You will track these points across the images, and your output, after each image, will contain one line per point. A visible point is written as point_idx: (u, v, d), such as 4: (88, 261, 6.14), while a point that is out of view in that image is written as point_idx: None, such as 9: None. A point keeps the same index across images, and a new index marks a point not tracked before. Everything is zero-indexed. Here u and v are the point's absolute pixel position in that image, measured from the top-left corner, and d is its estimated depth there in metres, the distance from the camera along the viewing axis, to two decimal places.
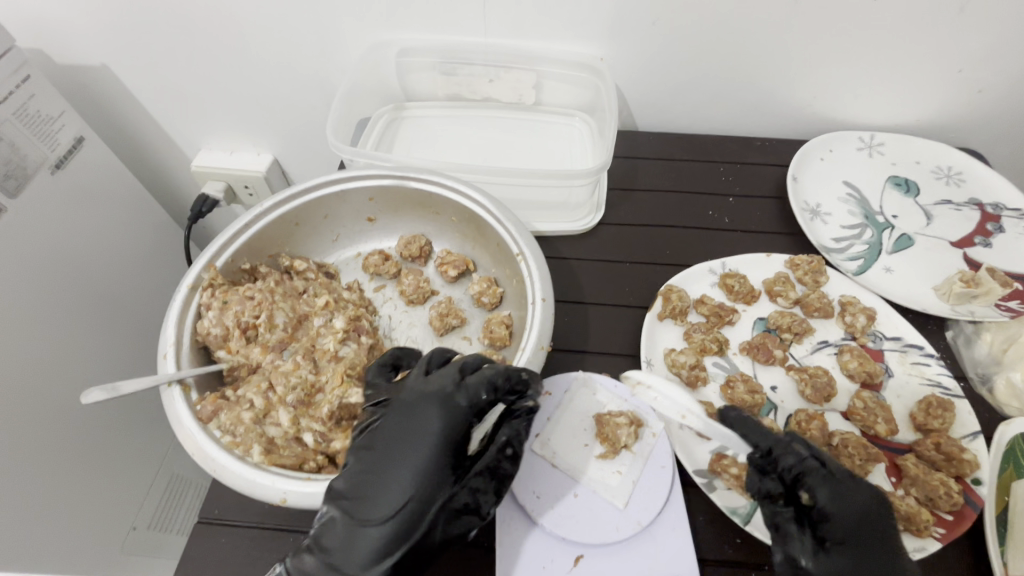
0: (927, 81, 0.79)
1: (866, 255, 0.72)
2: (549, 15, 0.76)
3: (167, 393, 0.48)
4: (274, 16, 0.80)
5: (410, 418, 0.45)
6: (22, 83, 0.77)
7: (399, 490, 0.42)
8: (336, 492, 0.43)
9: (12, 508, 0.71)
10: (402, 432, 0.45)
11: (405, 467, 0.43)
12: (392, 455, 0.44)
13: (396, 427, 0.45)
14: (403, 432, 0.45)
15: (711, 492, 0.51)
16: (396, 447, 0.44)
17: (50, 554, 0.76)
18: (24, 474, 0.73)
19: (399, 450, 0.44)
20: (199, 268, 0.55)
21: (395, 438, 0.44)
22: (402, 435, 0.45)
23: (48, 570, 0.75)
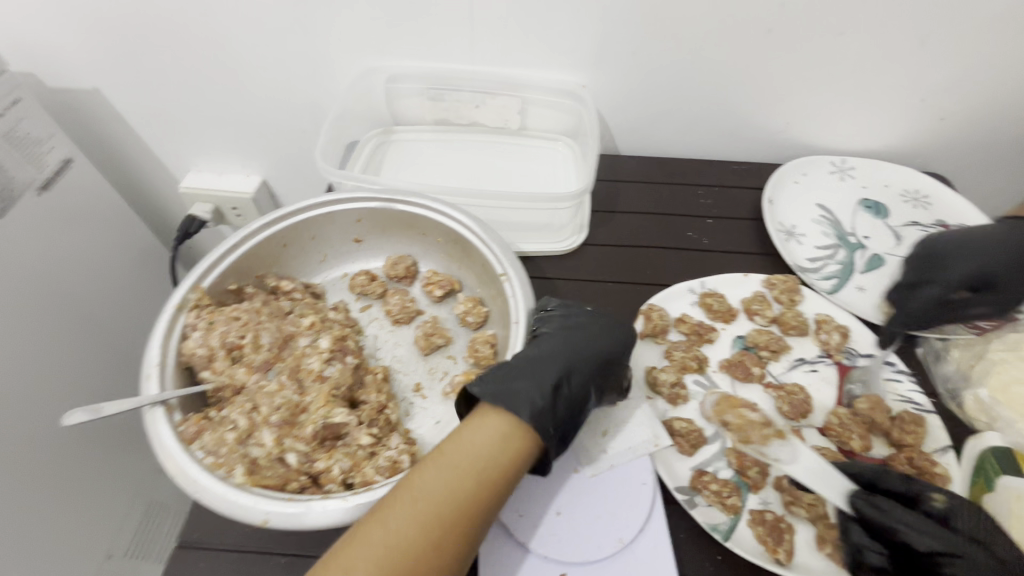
0: (893, 109, 0.83)
1: (840, 275, 0.75)
2: (533, 45, 0.79)
3: (150, 415, 0.48)
4: (266, 43, 0.83)
5: (572, 339, 0.54)
6: (12, 105, 0.79)
7: (565, 388, 0.50)
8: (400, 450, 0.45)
9: None
10: (564, 336, 0.54)
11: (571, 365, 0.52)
12: (555, 353, 0.52)
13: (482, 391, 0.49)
14: (562, 344, 0.53)
15: (692, 510, 0.52)
16: (558, 350, 0.53)
17: None
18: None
19: (553, 350, 0.53)
20: (185, 289, 0.56)
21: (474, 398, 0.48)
22: (571, 343, 0.53)
23: None
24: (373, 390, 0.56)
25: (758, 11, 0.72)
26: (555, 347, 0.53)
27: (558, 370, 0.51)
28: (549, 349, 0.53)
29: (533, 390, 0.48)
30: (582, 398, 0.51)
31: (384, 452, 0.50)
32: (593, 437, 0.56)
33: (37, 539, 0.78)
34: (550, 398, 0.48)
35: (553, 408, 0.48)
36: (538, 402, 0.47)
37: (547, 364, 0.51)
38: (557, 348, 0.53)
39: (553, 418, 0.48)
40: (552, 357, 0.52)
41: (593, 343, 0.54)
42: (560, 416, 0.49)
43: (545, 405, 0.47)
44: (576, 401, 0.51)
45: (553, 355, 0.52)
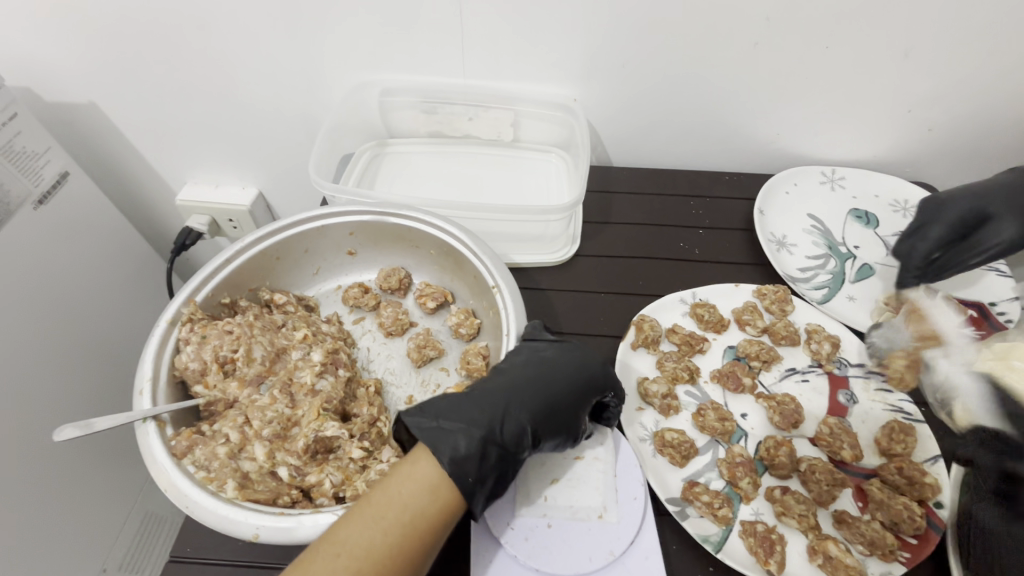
0: (881, 120, 0.85)
1: (830, 284, 0.76)
2: (524, 60, 0.81)
3: (141, 429, 0.48)
4: (262, 58, 0.84)
5: (522, 379, 0.52)
6: (9, 120, 0.80)
7: (503, 431, 0.48)
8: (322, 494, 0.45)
9: None
10: (515, 375, 0.52)
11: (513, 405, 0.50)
12: (500, 393, 0.50)
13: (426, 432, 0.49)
14: (510, 382, 0.51)
15: (683, 521, 0.52)
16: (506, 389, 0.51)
17: None
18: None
19: (500, 388, 0.51)
20: (179, 303, 0.56)
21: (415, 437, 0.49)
22: (520, 383, 0.51)
23: None
24: (365, 404, 0.56)
25: (745, 25, 0.73)
26: (505, 384, 0.51)
27: (500, 410, 0.49)
28: (498, 387, 0.51)
29: (460, 435, 0.47)
30: (520, 435, 0.49)
31: (376, 465, 0.50)
32: (540, 485, 0.52)
33: (30, 553, 0.77)
34: (478, 442, 0.47)
35: (481, 454, 0.46)
36: (461, 447, 0.46)
37: (486, 405, 0.49)
38: (506, 385, 0.51)
39: (479, 463, 0.46)
40: (497, 395, 0.50)
41: (548, 381, 0.52)
42: (490, 462, 0.47)
43: (467, 450, 0.46)
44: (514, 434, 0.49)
45: (498, 393, 0.50)
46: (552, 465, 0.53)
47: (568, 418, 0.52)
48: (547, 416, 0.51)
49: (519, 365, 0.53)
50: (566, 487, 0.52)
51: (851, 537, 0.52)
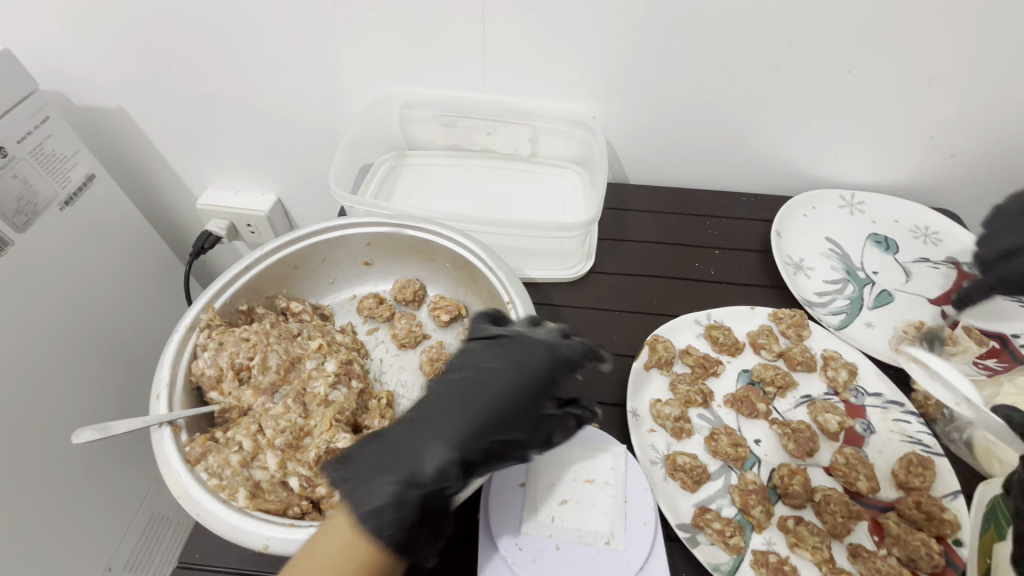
0: (903, 145, 0.84)
1: (848, 310, 0.75)
2: (544, 77, 0.82)
3: (157, 434, 0.48)
4: (287, 69, 0.85)
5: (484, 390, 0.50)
6: (41, 124, 0.82)
7: (420, 474, 0.45)
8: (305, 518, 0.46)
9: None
10: (438, 406, 0.49)
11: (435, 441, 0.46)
12: (456, 401, 0.49)
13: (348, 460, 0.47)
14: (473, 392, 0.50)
15: (694, 548, 0.52)
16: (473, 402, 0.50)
17: None
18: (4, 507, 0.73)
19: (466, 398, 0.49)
20: (197, 309, 0.57)
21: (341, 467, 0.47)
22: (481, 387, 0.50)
23: None
24: (377, 416, 0.56)
25: (766, 47, 0.74)
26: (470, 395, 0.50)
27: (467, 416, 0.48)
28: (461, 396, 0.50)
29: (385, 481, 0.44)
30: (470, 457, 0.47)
31: None
32: (548, 501, 0.51)
33: (37, 549, 0.78)
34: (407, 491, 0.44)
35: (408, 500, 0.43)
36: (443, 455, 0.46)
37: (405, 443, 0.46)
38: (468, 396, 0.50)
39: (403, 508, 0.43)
40: (458, 405, 0.49)
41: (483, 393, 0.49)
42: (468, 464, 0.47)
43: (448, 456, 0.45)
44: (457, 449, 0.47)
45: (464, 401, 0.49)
46: (560, 485, 0.52)
47: (513, 424, 0.49)
48: (470, 442, 0.47)
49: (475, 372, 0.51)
50: (575, 509, 0.51)
51: (866, 571, 0.51)
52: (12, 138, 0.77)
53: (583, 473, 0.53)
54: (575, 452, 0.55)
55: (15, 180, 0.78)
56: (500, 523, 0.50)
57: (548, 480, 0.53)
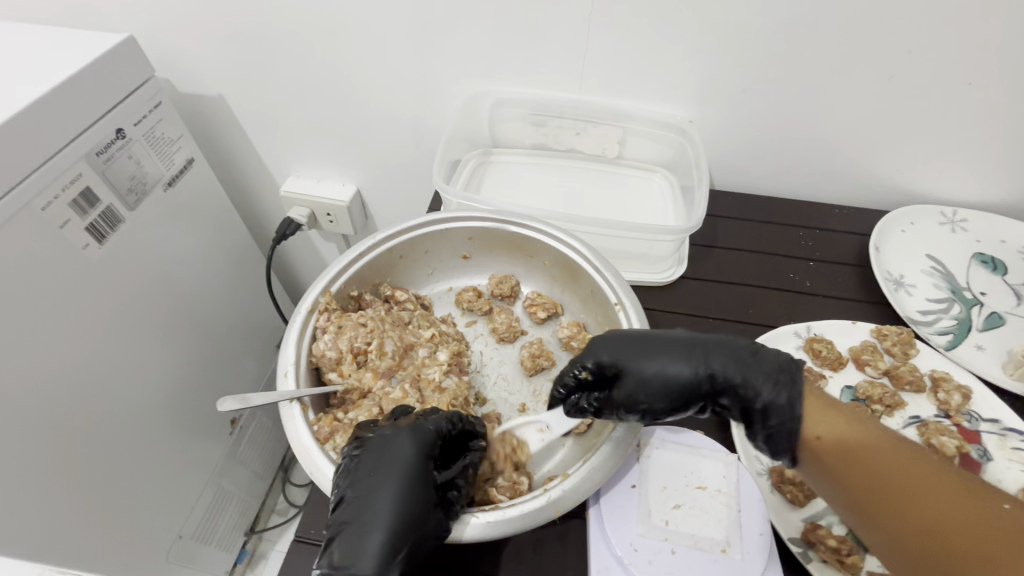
0: (1016, 163, 0.80)
1: (955, 331, 0.72)
2: (642, 80, 0.81)
3: (287, 409, 0.50)
4: (385, 61, 0.87)
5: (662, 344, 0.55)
6: (154, 108, 0.87)
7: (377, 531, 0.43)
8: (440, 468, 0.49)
9: (81, 503, 0.76)
10: (382, 448, 0.47)
11: (389, 496, 0.45)
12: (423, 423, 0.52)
13: (369, 469, 0.46)
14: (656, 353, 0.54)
15: (806, 564, 0.50)
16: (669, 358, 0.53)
17: (97, 554, 0.80)
18: (96, 468, 0.78)
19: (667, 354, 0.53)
20: (316, 293, 0.59)
21: (367, 475, 0.45)
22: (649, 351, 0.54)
23: (89, 568, 0.79)
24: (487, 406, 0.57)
25: (881, 54, 0.71)
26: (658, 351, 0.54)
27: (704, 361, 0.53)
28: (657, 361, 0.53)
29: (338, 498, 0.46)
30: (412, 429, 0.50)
31: (501, 471, 0.53)
32: (662, 504, 0.51)
33: (116, 512, 0.83)
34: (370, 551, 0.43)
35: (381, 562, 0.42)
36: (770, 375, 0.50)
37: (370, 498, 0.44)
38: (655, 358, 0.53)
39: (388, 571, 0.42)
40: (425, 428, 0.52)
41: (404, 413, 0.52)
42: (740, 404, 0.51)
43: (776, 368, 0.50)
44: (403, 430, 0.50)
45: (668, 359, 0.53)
46: (673, 490, 0.52)
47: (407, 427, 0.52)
48: (429, 487, 0.46)
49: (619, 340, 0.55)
50: (690, 514, 0.50)
51: None
52: (129, 121, 0.82)
53: (695, 479, 0.53)
54: (689, 453, 0.54)
55: (129, 161, 0.83)
56: (613, 521, 0.50)
57: (661, 481, 0.53)
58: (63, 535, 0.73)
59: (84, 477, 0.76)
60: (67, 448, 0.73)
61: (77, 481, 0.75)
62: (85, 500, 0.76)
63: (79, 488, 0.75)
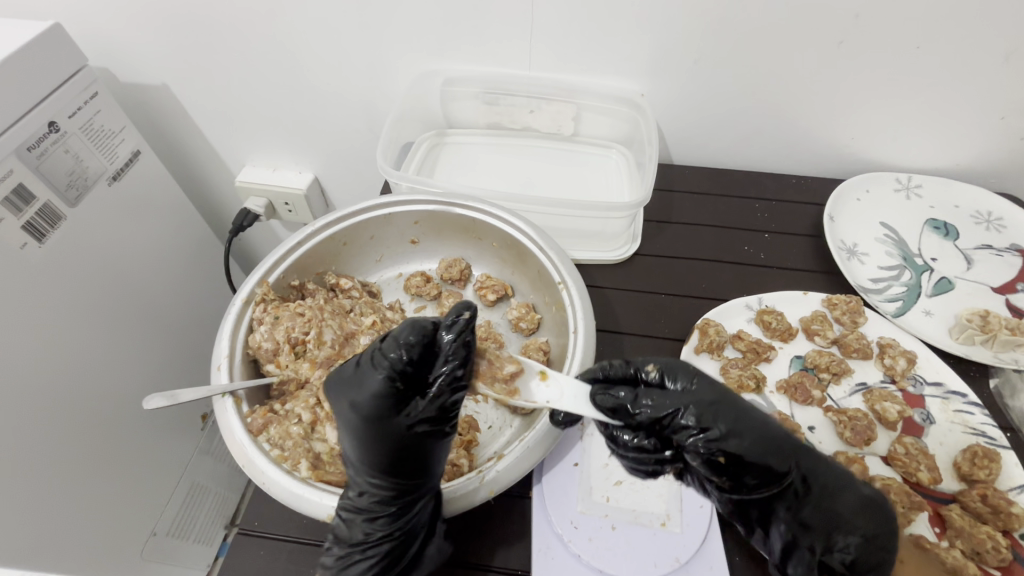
0: (967, 128, 0.80)
1: (905, 297, 0.72)
2: (591, 55, 0.80)
3: (220, 403, 0.49)
4: (330, 41, 0.84)
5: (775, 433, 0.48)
6: (91, 99, 0.83)
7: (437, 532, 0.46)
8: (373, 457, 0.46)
9: (44, 509, 0.74)
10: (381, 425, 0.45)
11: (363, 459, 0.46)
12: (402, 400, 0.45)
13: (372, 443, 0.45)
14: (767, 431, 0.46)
15: (748, 533, 0.49)
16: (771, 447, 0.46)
17: (71, 560, 0.78)
18: (60, 471, 0.77)
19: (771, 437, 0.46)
20: (252, 284, 0.58)
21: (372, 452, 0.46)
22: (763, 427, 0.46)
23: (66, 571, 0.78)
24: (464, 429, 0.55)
25: (831, 20, 0.70)
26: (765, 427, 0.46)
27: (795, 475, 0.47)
28: (763, 440, 0.45)
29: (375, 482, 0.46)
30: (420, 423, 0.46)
31: None
32: (603, 482, 0.52)
33: (89, 514, 0.82)
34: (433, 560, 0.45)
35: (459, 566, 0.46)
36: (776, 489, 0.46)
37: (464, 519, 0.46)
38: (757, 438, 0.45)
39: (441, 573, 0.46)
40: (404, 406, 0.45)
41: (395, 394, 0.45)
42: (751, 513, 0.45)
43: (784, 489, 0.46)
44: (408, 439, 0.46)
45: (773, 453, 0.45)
46: (615, 468, 0.54)
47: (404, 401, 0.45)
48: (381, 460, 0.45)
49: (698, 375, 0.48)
50: (630, 490, 0.52)
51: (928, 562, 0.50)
52: (64, 113, 0.78)
53: None
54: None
55: (66, 156, 0.80)
56: (555, 502, 0.51)
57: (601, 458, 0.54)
58: (29, 542, 0.71)
59: (47, 481, 0.74)
60: (28, 451, 0.72)
61: (42, 484, 0.73)
62: (51, 504, 0.75)
63: (45, 491, 0.74)
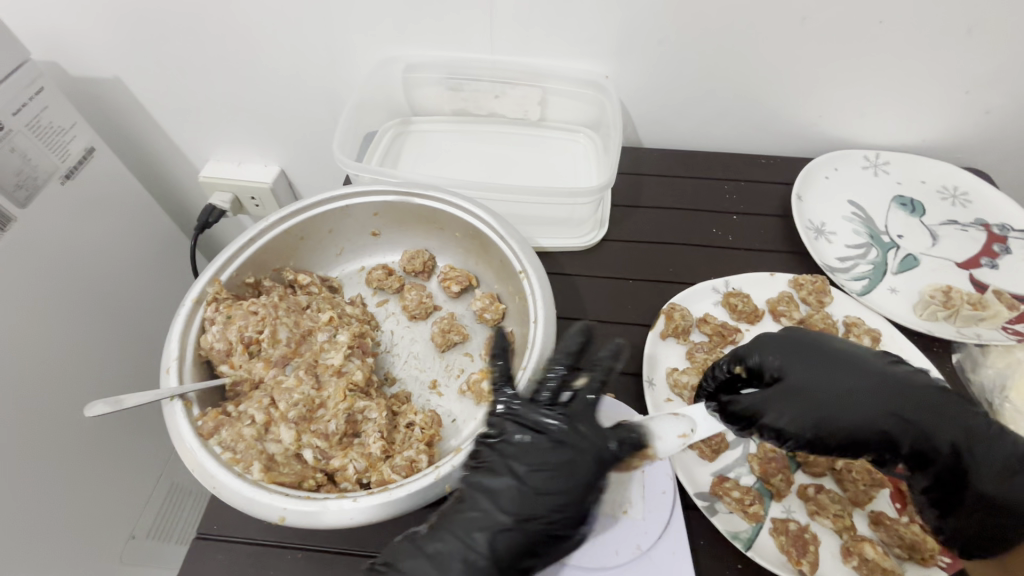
0: (932, 103, 0.79)
1: (871, 275, 0.72)
2: (554, 37, 0.78)
3: (169, 408, 0.49)
4: (284, 27, 0.81)
5: (875, 369, 0.51)
6: (35, 95, 0.78)
7: (475, 515, 0.46)
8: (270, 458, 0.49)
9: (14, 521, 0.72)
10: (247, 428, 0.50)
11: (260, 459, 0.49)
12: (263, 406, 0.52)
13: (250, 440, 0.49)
14: (848, 375, 0.50)
15: (712, 516, 0.51)
16: (864, 389, 0.49)
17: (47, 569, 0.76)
18: (30, 480, 0.74)
19: (861, 377, 0.50)
20: (203, 282, 0.56)
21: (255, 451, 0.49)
22: (836, 375, 0.50)
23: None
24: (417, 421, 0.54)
25: None
26: (843, 372, 0.50)
27: (903, 405, 0.49)
28: (836, 390, 0.49)
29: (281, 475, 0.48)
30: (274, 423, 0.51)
31: (401, 454, 0.51)
32: None
33: (66, 523, 0.80)
34: (482, 557, 0.44)
35: (512, 554, 0.45)
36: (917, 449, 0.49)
37: (489, 508, 0.46)
38: (833, 390, 0.49)
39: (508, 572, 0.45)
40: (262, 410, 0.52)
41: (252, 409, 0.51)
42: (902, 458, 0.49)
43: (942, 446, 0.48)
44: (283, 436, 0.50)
45: (865, 396, 0.49)
46: None
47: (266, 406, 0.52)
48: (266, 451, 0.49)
49: (779, 338, 0.53)
50: None
51: (888, 538, 0.51)
52: (7, 110, 0.74)
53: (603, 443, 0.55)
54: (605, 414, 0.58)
55: (12, 154, 0.75)
56: None
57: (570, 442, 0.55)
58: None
59: (15, 492, 0.72)
60: None
61: (9, 496, 0.71)
62: (21, 515, 0.72)
63: (16, 500, 0.72)
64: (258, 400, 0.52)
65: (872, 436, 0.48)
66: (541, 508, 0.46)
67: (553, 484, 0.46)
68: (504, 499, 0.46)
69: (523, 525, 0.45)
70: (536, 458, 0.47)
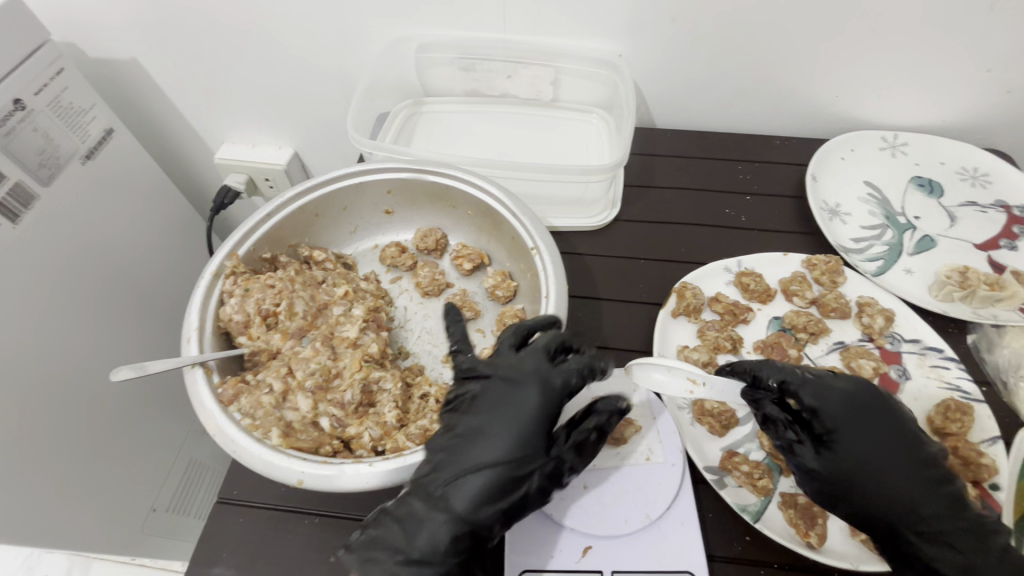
0: (953, 83, 0.78)
1: (885, 257, 0.72)
2: (567, 15, 0.77)
3: (190, 374, 0.50)
4: (298, 9, 0.81)
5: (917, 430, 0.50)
6: (56, 75, 0.79)
7: (463, 479, 0.45)
8: (287, 423, 0.50)
9: (38, 492, 0.74)
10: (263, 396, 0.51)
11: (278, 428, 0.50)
12: (280, 376, 0.53)
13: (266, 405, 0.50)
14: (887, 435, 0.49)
15: (721, 489, 0.52)
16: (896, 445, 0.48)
17: (71, 539, 0.79)
18: (54, 453, 0.77)
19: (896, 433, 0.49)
20: (221, 256, 0.57)
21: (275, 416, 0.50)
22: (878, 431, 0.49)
23: (71, 548, 0.79)
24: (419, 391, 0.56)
25: None
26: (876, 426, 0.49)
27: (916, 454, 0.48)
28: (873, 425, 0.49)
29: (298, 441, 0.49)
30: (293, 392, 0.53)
31: (415, 422, 0.53)
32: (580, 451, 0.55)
33: (89, 495, 0.83)
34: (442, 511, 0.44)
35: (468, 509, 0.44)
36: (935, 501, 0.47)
37: (449, 463, 0.46)
38: (874, 449, 0.48)
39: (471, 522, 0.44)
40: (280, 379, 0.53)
41: (271, 377, 0.53)
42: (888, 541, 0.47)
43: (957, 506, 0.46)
44: (300, 403, 0.52)
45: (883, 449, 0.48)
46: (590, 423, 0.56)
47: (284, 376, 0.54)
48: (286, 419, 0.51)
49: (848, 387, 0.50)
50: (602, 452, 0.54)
51: None
52: (28, 89, 0.75)
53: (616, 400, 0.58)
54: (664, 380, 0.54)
55: (35, 134, 0.77)
56: None
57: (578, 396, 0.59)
58: (25, 524, 0.71)
59: (40, 463, 0.74)
60: (14, 435, 0.71)
61: (34, 468, 0.73)
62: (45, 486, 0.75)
63: (42, 471, 0.74)
64: (274, 370, 0.53)
65: (895, 501, 0.46)
66: (495, 460, 0.46)
67: (499, 438, 0.46)
68: (461, 452, 0.46)
69: (472, 479, 0.45)
70: (486, 407, 0.48)
